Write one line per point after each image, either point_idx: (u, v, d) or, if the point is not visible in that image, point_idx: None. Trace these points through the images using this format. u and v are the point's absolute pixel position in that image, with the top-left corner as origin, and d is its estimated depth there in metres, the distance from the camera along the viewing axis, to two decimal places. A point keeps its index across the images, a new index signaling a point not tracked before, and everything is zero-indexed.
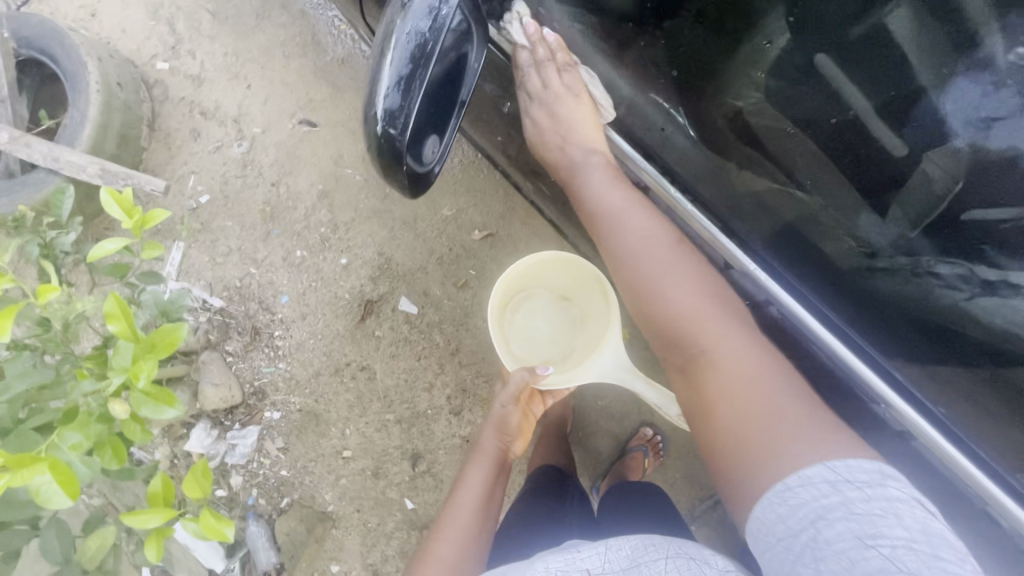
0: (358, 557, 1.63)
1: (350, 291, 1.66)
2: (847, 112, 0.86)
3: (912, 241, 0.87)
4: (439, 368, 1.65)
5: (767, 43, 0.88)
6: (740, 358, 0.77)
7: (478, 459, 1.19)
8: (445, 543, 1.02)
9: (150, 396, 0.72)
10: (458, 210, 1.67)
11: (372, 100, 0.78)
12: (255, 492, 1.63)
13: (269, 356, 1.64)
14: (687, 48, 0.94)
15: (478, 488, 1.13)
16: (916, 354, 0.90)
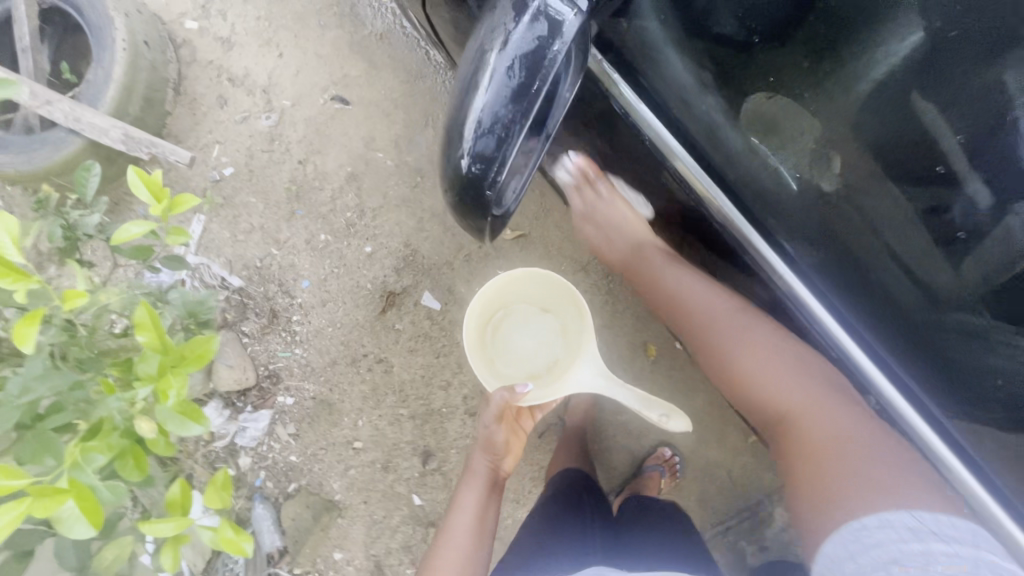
0: (362, 547, 1.63)
1: (373, 281, 1.61)
2: (938, 162, 0.75)
3: (986, 302, 0.79)
4: (457, 368, 1.61)
5: (860, 78, 0.76)
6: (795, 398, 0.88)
7: (469, 481, 1.17)
8: (443, 561, 1.06)
9: (177, 412, 0.67)
10: None
11: (462, 135, 0.76)
12: (263, 474, 1.61)
13: (286, 341, 1.60)
14: (768, 76, 0.79)
15: (471, 511, 1.13)
16: (975, 408, 0.86)
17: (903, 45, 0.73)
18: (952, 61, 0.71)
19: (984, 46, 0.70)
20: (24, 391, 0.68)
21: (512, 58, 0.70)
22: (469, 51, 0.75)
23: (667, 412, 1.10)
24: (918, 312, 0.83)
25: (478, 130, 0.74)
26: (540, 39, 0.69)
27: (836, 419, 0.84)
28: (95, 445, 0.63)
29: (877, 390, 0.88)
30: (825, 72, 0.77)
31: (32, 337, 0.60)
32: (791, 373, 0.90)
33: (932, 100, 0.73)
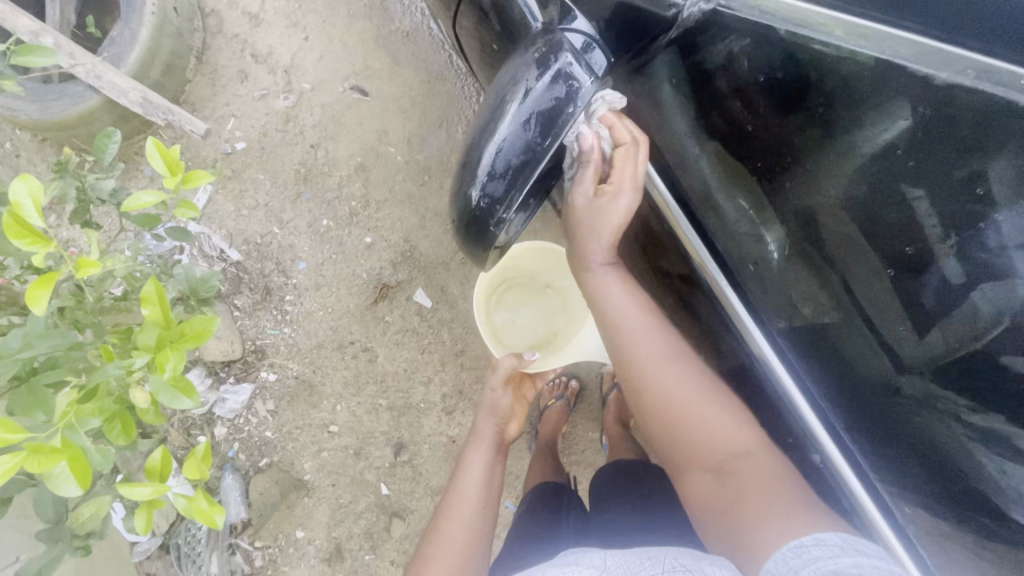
0: (324, 528, 1.66)
1: (368, 271, 1.64)
2: (917, 238, 0.74)
3: (941, 375, 0.77)
4: (440, 366, 1.65)
5: (847, 153, 0.78)
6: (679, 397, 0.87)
7: (477, 444, 1.16)
8: (454, 524, 1.00)
9: (169, 384, 0.70)
10: None
11: (478, 174, 0.87)
12: (236, 446, 1.63)
13: (276, 319, 1.63)
14: (761, 139, 0.84)
15: (479, 470, 1.10)
16: (922, 489, 0.81)
17: (890, 128, 0.74)
18: (937, 151, 0.72)
19: (965, 143, 0.71)
20: (24, 348, 0.71)
21: (530, 112, 0.82)
22: (491, 100, 0.88)
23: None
24: (870, 383, 0.82)
25: (492, 170, 0.86)
26: (558, 99, 0.81)
27: (727, 419, 0.85)
28: (88, 409, 0.67)
29: (820, 448, 0.85)
30: (812, 139, 0.80)
31: (43, 300, 0.63)
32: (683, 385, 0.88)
33: (914, 181, 0.74)
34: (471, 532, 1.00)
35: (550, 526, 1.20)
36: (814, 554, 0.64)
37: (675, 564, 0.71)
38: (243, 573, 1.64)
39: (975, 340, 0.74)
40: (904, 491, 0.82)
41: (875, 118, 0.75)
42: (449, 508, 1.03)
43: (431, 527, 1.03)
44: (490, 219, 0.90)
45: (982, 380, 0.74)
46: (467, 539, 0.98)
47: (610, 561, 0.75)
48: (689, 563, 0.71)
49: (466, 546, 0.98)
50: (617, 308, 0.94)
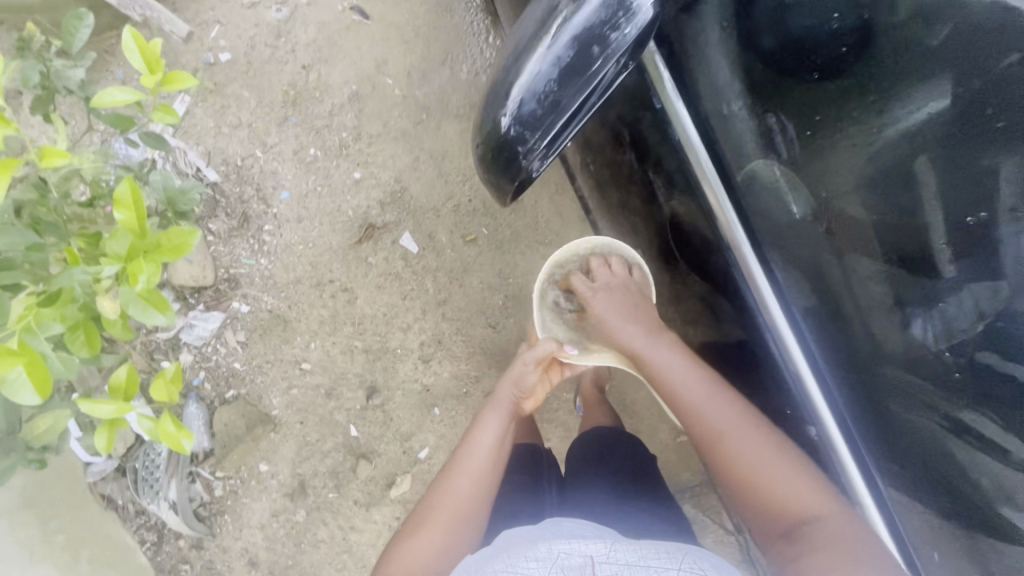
0: (289, 464, 1.65)
1: (354, 209, 1.58)
2: (919, 224, 0.73)
3: (931, 367, 0.77)
4: (421, 314, 1.61)
5: (878, 126, 0.74)
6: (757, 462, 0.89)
7: (492, 406, 1.15)
8: (465, 479, 1.02)
9: (142, 297, 0.66)
10: None
11: (509, 97, 0.84)
12: (202, 374, 1.59)
13: (252, 248, 1.57)
14: (786, 100, 0.80)
15: (495, 433, 1.10)
16: (902, 469, 0.84)
17: (928, 105, 0.70)
18: (972, 132, 0.67)
19: (1006, 127, 0.65)
20: None
21: (579, 27, 0.76)
22: (541, 7, 0.82)
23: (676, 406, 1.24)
24: (867, 361, 0.83)
25: (523, 97, 0.82)
26: (609, 17, 0.76)
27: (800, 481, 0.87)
28: (49, 313, 0.62)
29: (818, 424, 0.89)
30: (847, 110, 0.76)
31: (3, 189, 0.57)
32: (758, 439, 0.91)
33: (933, 163, 0.71)
34: (473, 492, 1.02)
35: (531, 490, 1.20)
36: None
37: (689, 563, 0.72)
38: (202, 501, 1.65)
39: (963, 334, 0.73)
40: (892, 468, 0.85)
41: (913, 88, 0.71)
42: (457, 460, 1.05)
43: (439, 476, 1.05)
44: (518, 147, 0.87)
45: (969, 381, 0.74)
46: (471, 497, 1.01)
47: (620, 545, 0.76)
48: (707, 569, 0.71)
49: (469, 502, 1.00)
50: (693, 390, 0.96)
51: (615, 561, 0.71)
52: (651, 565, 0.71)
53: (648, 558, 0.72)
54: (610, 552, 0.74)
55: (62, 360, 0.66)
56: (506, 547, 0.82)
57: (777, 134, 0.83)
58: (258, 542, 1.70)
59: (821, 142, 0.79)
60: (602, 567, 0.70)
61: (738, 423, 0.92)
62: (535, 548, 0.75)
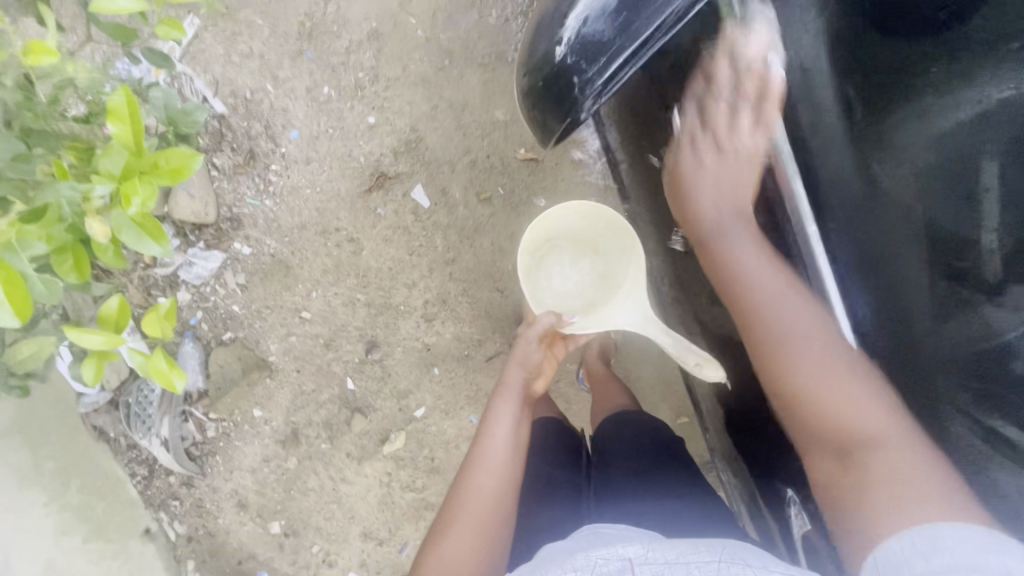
0: (283, 411, 1.63)
1: (366, 155, 1.50)
2: (978, 214, 0.77)
3: (976, 358, 0.80)
4: (427, 272, 1.56)
5: (967, 104, 0.77)
6: (812, 376, 0.88)
7: (503, 395, 1.17)
8: (486, 473, 1.06)
9: (136, 223, 0.60)
10: (512, 119, 1.49)
11: (570, 24, 0.89)
12: (199, 314, 1.55)
13: (258, 188, 1.50)
14: (877, 71, 0.81)
15: (510, 422, 1.12)
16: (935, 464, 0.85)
17: (1006, 90, 0.75)
18: None
19: None
20: None
21: None
22: None
23: (702, 356, 1.11)
24: (916, 352, 0.84)
25: (586, 19, 0.87)
26: None
27: (868, 398, 0.84)
28: (32, 231, 0.57)
29: None
30: (933, 86, 0.78)
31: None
32: (829, 349, 0.88)
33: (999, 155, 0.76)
34: (499, 483, 1.06)
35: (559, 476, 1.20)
36: (948, 544, 0.70)
37: (733, 557, 0.77)
38: (194, 440, 1.66)
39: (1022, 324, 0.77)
40: None
41: (993, 74, 0.76)
42: (477, 457, 1.08)
43: (461, 473, 1.09)
44: (575, 77, 0.89)
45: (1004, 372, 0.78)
46: (496, 490, 1.05)
47: (655, 543, 0.81)
48: (750, 559, 0.77)
49: (496, 494, 1.04)
50: (761, 287, 0.93)
51: (654, 562, 0.76)
52: (695, 562, 0.75)
53: (687, 554, 0.77)
54: (649, 551, 0.79)
55: (46, 284, 0.62)
56: (544, 556, 0.85)
57: (866, 101, 0.82)
58: (249, 484, 1.71)
59: (896, 122, 0.81)
60: (643, 568, 0.75)
61: (806, 319, 0.89)
62: (573, 558, 0.79)
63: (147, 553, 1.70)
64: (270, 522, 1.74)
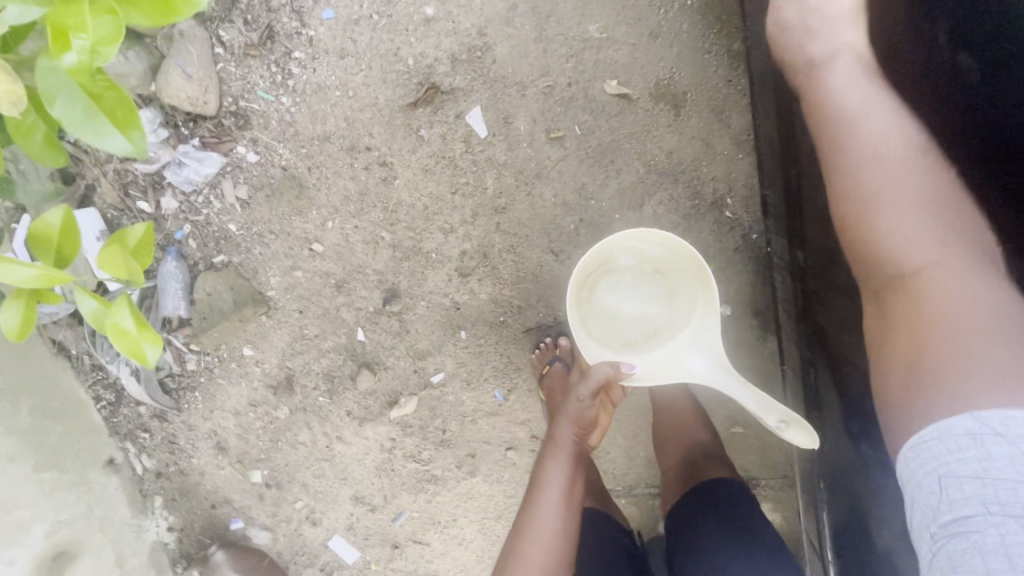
0: (279, 355, 1.40)
1: (416, 58, 1.19)
2: None
3: None
4: (470, 217, 1.29)
5: None
6: (946, 283, 0.83)
7: (554, 454, 1.13)
8: (533, 546, 1.06)
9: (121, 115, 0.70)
10: (606, 39, 1.17)
11: None
12: (186, 228, 1.28)
13: (273, 79, 1.19)
14: None
15: (559, 486, 1.10)
16: None
17: None
18: None
19: None
20: None
21: None
22: None
23: (785, 415, 0.95)
24: None
25: None
26: None
27: (967, 276, 0.82)
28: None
29: None
30: None
31: None
32: (934, 234, 0.85)
33: None
34: (549, 555, 1.06)
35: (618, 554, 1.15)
36: (933, 452, 0.75)
37: None
38: (170, 371, 1.44)
39: None
40: None
41: None
42: (525, 528, 1.08)
43: (510, 539, 1.09)
44: None
45: None
46: (546, 563, 1.05)
47: None
48: None
49: (545, 566, 1.05)
50: (887, 167, 0.90)
51: None
52: None
53: None
54: None
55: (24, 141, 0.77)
56: None
57: None
58: (230, 427, 1.50)
59: None
60: None
61: (917, 185, 0.88)
62: None
63: (110, 485, 1.52)
64: (250, 470, 1.54)
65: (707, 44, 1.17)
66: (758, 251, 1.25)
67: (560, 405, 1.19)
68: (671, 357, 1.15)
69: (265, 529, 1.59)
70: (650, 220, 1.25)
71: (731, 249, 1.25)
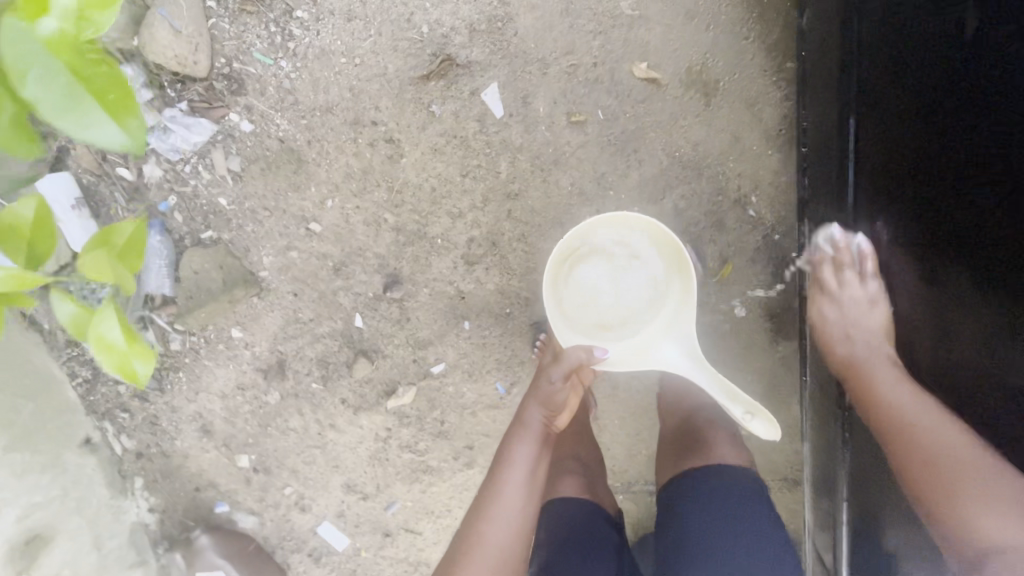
0: (270, 338, 1.32)
1: (430, 28, 1.11)
2: None
3: None
4: (480, 203, 1.21)
5: None
6: (937, 431, 0.92)
7: (520, 435, 1.08)
8: (491, 525, 1.03)
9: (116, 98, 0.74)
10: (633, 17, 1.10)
11: None
12: (172, 200, 1.18)
13: (272, 40, 1.10)
14: None
15: (524, 468, 1.06)
16: None
17: None
18: None
19: None
20: None
21: None
22: None
23: (751, 406, 0.94)
24: None
25: None
26: None
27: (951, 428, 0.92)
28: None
29: None
30: None
31: None
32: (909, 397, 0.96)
33: None
34: (508, 535, 1.04)
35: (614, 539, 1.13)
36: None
37: None
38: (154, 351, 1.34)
39: None
40: None
41: None
42: (485, 506, 1.05)
43: (470, 515, 1.07)
44: None
45: None
46: (506, 542, 1.03)
47: None
48: None
49: (504, 546, 1.03)
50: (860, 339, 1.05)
51: None
52: None
53: None
54: None
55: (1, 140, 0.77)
56: None
57: None
58: (216, 410, 1.43)
59: None
60: None
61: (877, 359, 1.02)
62: None
63: (87, 466, 1.44)
64: (236, 455, 1.48)
65: (745, 28, 1.11)
66: (779, 252, 1.20)
67: (532, 382, 1.12)
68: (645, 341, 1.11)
69: (252, 514, 1.53)
70: (671, 214, 1.18)
71: (755, 247, 1.20)
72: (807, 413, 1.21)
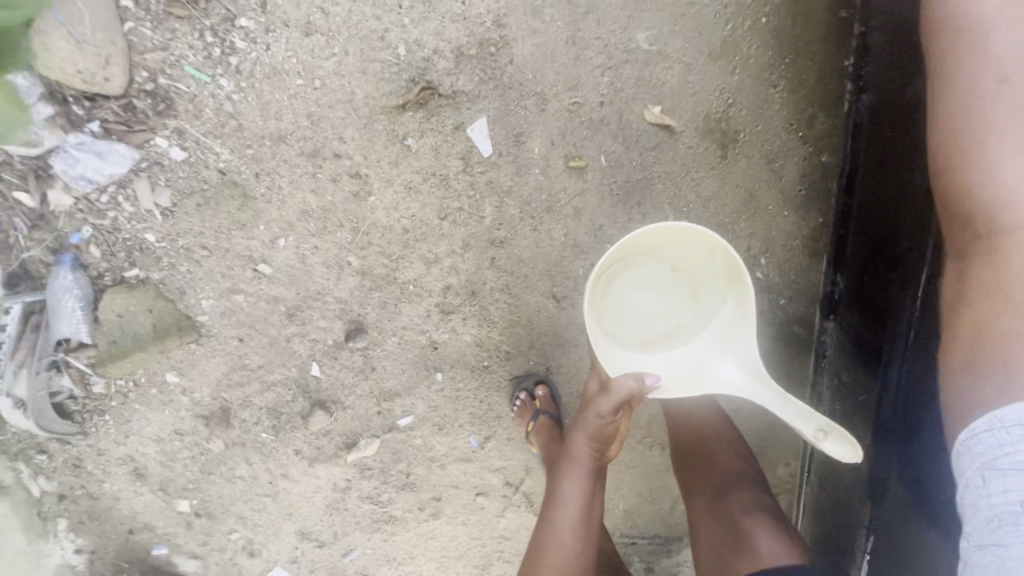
0: (212, 384, 1.14)
1: (404, 50, 0.97)
2: None
3: None
4: (459, 248, 1.05)
5: None
6: None
7: (570, 471, 0.92)
8: None
9: None
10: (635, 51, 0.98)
11: None
12: (87, 232, 1.00)
13: (208, 54, 0.96)
14: None
15: (578, 511, 0.90)
16: None
17: None
18: None
19: None
20: None
21: None
22: None
23: (822, 422, 0.72)
24: None
25: None
26: None
27: None
28: None
29: None
30: None
31: None
32: None
33: None
34: None
35: None
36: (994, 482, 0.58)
37: None
38: (72, 394, 1.12)
39: None
40: None
41: None
42: (536, 558, 0.90)
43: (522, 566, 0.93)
44: None
45: None
46: None
47: None
48: None
49: None
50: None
51: None
52: None
53: None
54: None
55: None
56: None
57: None
58: (150, 453, 1.20)
59: None
60: None
61: None
62: None
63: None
64: (175, 499, 1.23)
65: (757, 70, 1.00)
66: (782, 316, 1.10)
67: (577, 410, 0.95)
68: (694, 358, 0.89)
69: (194, 558, 1.27)
70: None
71: (767, 309, 1.07)
72: (805, 492, 1.12)
